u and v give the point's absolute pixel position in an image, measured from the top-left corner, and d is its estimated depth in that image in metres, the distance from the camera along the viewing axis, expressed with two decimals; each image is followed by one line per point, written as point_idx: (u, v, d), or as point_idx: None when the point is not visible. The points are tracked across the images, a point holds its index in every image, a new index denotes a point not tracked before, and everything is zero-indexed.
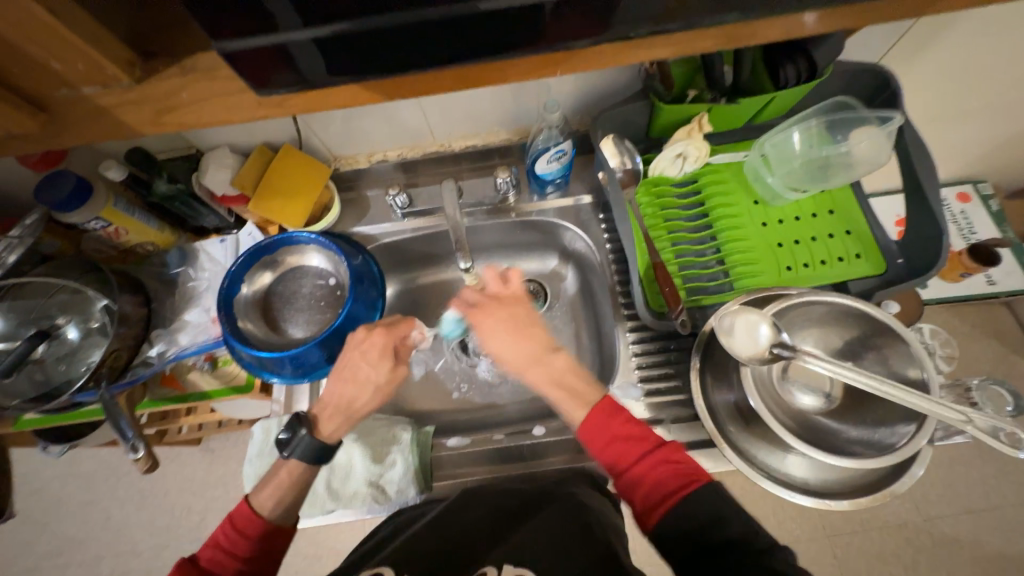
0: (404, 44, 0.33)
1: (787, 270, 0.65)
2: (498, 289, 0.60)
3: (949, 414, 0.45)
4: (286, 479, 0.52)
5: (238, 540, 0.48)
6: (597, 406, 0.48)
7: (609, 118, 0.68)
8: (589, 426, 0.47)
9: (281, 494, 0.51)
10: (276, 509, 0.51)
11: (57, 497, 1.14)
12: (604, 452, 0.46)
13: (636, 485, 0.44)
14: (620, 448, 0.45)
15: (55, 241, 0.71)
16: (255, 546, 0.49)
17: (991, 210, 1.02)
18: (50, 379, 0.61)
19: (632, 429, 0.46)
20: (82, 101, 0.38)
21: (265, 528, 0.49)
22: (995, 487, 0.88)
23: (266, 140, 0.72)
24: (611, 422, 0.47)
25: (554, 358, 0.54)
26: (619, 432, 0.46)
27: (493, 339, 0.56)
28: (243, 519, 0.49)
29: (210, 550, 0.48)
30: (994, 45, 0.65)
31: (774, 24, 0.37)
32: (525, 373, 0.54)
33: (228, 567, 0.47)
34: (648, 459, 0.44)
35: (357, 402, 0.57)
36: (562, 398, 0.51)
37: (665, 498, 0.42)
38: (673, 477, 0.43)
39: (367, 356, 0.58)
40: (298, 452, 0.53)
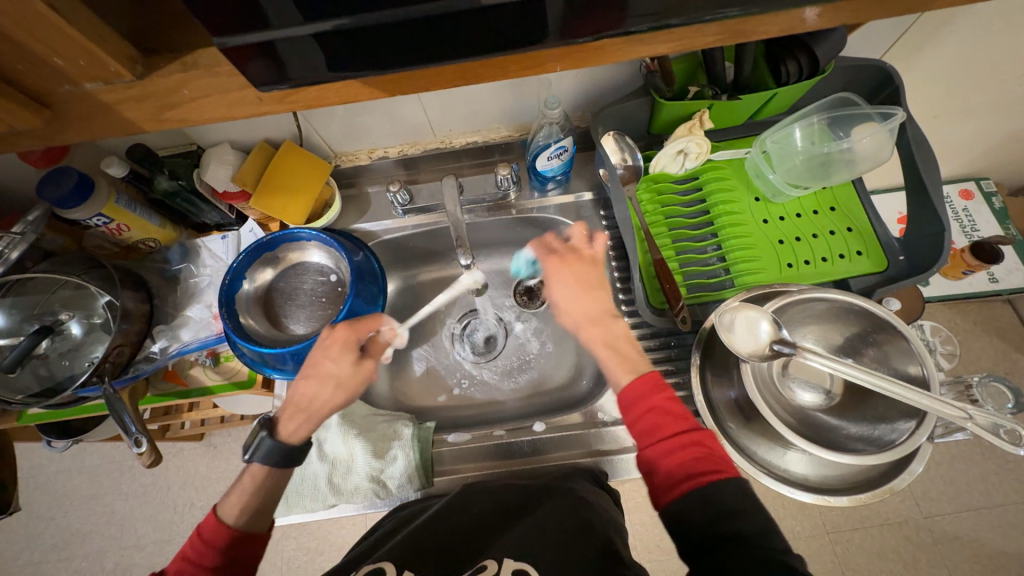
0: (404, 41, 0.33)
1: (788, 267, 0.65)
2: (579, 246, 0.59)
3: (950, 411, 0.45)
4: (250, 484, 0.52)
5: (203, 551, 0.48)
6: (646, 376, 0.48)
7: (611, 114, 0.67)
8: (635, 389, 0.48)
9: (243, 500, 0.51)
10: (240, 515, 0.51)
11: (62, 491, 1.15)
12: (640, 420, 0.46)
13: (661, 459, 0.44)
14: (659, 419, 0.45)
15: (58, 237, 0.71)
16: (221, 555, 0.49)
17: (994, 208, 1.02)
18: (54, 374, 0.62)
19: (674, 407, 0.46)
20: (85, 97, 0.38)
21: (230, 536, 0.49)
22: (997, 484, 0.88)
23: (267, 136, 0.72)
24: (657, 393, 0.47)
25: (615, 323, 0.54)
26: (661, 404, 0.46)
27: (560, 287, 0.56)
28: (208, 529, 0.49)
29: (177, 563, 0.48)
30: (997, 41, 0.64)
31: (775, 20, 0.37)
32: (586, 329, 0.54)
33: None
34: (686, 437, 0.44)
35: (318, 399, 0.56)
36: (609, 360, 0.51)
37: (691, 477, 0.42)
38: (703, 459, 0.43)
39: (329, 352, 0.59)
40: (261, 454, 0.53)
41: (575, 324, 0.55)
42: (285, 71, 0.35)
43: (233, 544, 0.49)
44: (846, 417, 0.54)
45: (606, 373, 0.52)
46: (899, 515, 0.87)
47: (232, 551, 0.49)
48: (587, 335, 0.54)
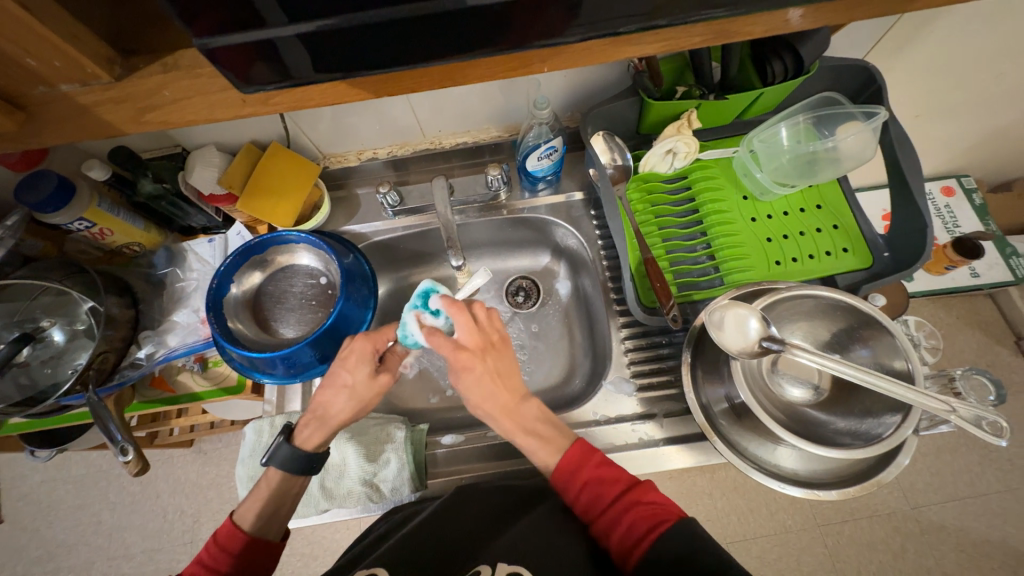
0: (390, 40, 0.33)
1: (776, 264, 0.65)
2: (473, 340, 0.54)
3: (933, 404, 0.46)
4: (265, 490, 0.53)
5: (217, 554, 0.49)
6: (569, 454, 0.50)
7: (600, 114, 0.68)
8: (563, 470, 0.49)
9: (257, 505, 0.52)
10: (255, 520, 0.51)
11: (46, 502, 1.12)
12: (581, 495, 0.48)
13: (610, 528, 0.45)
14: (594, 491, 0.47)
15: (37, 242, 0.68)
16: (235, 559, 0.49)
17: (975, 204, 1.04)
18: (37, 383, 0.61)
19: (606, 472, 0.48)
20: (61, 99, 0.37)
21: (244, 538, 0.50)
22: (981, 474, 0.90)
23: (254, 138, 0.71)
24: (584, 465, 0.49)
25: (526, 408, 0.54)
26: (591, 475, 0.48)
27: (469, 386, 0.54)
28: (224, 532, 0.50)
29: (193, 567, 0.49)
30: (976, 41, 0.66)
31: (761, 21, 0.37)
32: (501, 420, 0.54)
33: None
34: (618, 501, 0.46)
35: (332, 410, 0.56)
36: (531, 446, 0.52)
37: (639, 539, 0.43)
38: (643, 517, 0.44)
39: (346, 362, 0.57)
40: (276, 459, 0.53)
41: (493, 418, 0.54)
42: (270, 71, 0.34)
43: (247, 547, 0.50)
44: (833, 413, 0.55)
45: (534, 458, 0.53)
46: (887, 507, 0.88)
47: (246, 555, 0.50)
48: (505, 426, 0.53)
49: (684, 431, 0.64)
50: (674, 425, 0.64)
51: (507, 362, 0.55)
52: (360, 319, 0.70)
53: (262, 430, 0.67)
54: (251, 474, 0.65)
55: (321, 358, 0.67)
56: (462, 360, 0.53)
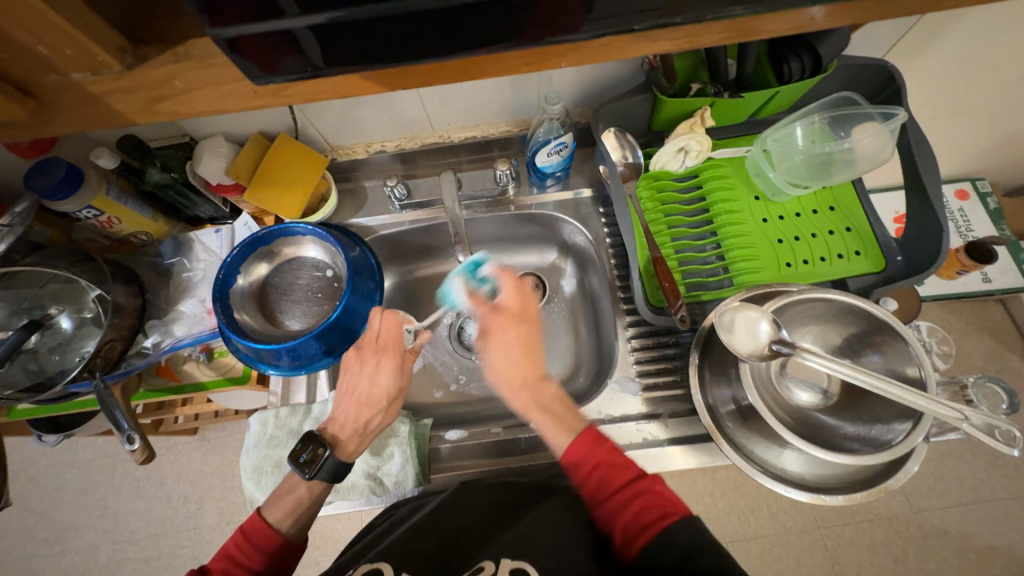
0: (403, 34, 0.32)
1: (787, 266, 0.64)
2: (512, 304, 0.59)
3: (945, 412, 0.45)
4: (306, 498, 0.54)
5: (248, 552, 0.50)
6: (583, 434, 0.50)
7: (610, 111, 0.67)
8: (575, 450, 0.49)
9: (288, 506, 0.53)
10: (291, 525, 0.53)
11: (53, 486, 1.14)
12: (589, 476, 0.48)
13: (617, 513, 0.45)
14: (605, 474, 0.47)
15: (45, 230, 0.68)
16: (264, 558, 0.51)
17: (989, 208, 1.02)
18: (45, 370, 0.61)
19: (617, 458, 0.49)
20: (71, 88, 0.37)
21: (275, 539, 0.51)
22: (985, 481, 0.90)
23: (261, 128, 0.71)
24: (598, 448, 0.49)
25: (543, 386, 0.55)
26: (604, 458, 0.48)
27: (497, 352, 0.57)
28: (256, 531, 0.52)
29: (222, 562, 0.50)
30: (999, 42, 0.64)
31: (782, 18, 0.36)
32: (518, 393, 0.55)
33: None
34: (630, 486, 0.46)
35: (372, 421, 0.59)
36: (544, 422, 0.53)
37: (648, 526, 0.43)
38: (652, 506, 0.44)
39: (376, 376, 0.59)
40: (323, 472, 0.54)
41: (510, 389, 0.56)
42: (279, 63, 0.33)
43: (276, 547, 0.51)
44: (842, 418, 0.54)
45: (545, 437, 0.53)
46: (890, 511, 0.88)
47: (276, 556, 0.51)
48: (521, 399, 0.55)
49: (689, 432, 0.63)
50: (678, 425, 0.64)
51: (534, 336, 0.57)
52: (366, 313, 0.70)
53: (267, 421, 0.67)
54: (256, 465, 0.65)
55: (326, 351, 0.68)
56: (498, 324, 0.58)
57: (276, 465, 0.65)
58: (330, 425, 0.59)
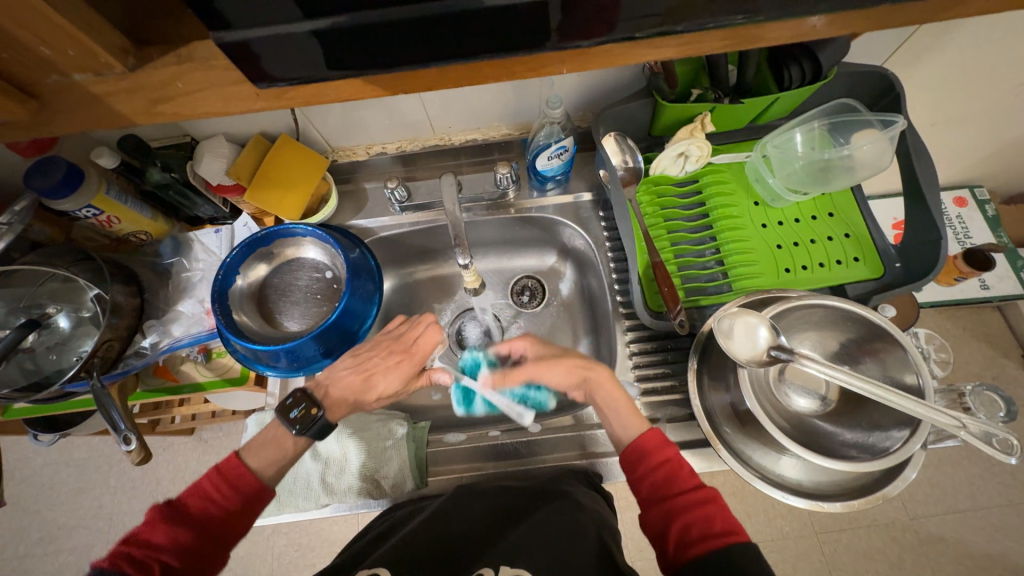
0: (405, 39, 0.32)
1: (786, 272, 0.65)
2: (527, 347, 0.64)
3: (943, 419, 0.45)
4: (292, 450, 0.56)
5: (223, 489, 0.50)
6: (651, 432, 0.52)
7: (612, 115, 0.67)
8: (647, 442, 0.51)
9: (270, 455, 0.54)
10: (273, 472, 0.54)
11: (48, 485, 1.13)
12: (657, 470, 0.50)
13: (677, 514, 0.46)
14: (674, 471, 0.49)
15: (45, 229, 0.68)
16: (239, 499, 0.51)
17: (987, 215, 1.02)
18: (41, 368, 0.61)
19: (682, 463, 0.50)
20: (74, 89, 0.37)
21: (253, 482, 0.52)
22: (982, 487, 0.90)
23: (263, 129, 0.71)
24: (664, 449, 0.51)
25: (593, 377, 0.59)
26: (674, 457, 0.50)
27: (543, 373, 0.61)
28: (235, 472, 0.51)
29: (197, 500, 0.49)
30: (997, 52, 0.65)
31: (783, 27, 0.37)
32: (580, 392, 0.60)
33: (214, 519, 0.49)
34: (696, 493, 0.47)
35: (364, 401, 0.62)
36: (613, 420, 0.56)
37: (710, 535, 0.44)
38: (716, 517, 0.45)
39: (397, 371, 0.63)
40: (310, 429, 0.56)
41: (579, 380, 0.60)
42: (281, 67, 0.34)
43: (252, 491, 0.51)
44: (840, 424, 0.54)
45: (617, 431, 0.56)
46: (886, 517, 0.88)
47: (250, 500, 0.51)
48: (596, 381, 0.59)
49: (687, 436, 0.63)
50: (677, 430, 0.64)
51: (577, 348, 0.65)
52: (365, 315, 0.70)
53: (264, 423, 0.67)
54: None
55: (324, 352, 0.67)
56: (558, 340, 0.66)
57: None
58: (330, 385, 0.61)
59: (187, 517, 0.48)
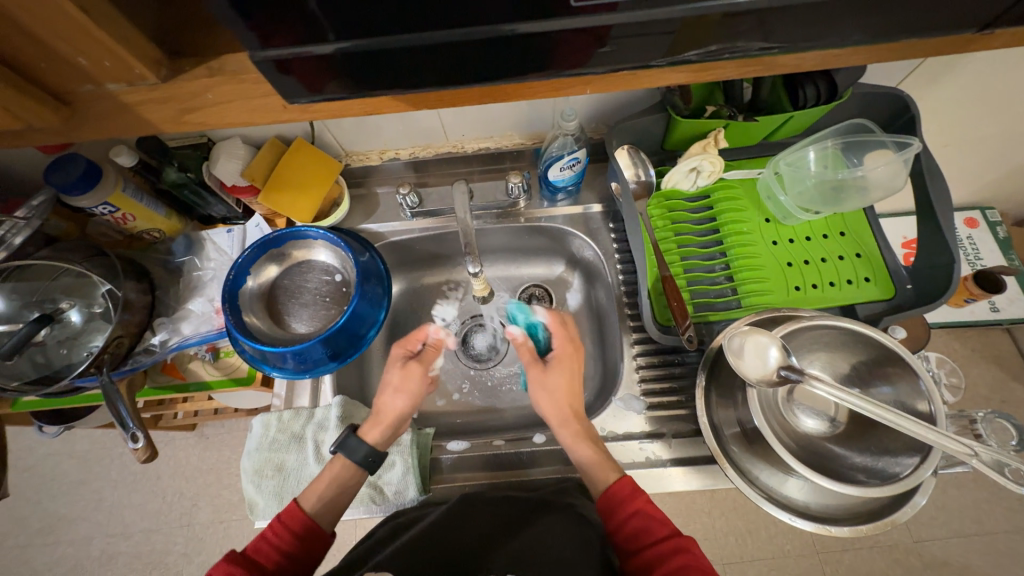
0: (434, 59, 0.33)
1: (796, 290, 0.64)
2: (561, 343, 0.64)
3: (954, 446, 0.45)
4: (332, 476, 0.57)
5: (280, 532, 0.52)
6: (622, 480, 0.52)
7: (625, 129, 0.67)
8: (611, 496, 0.51)
9: (323, 490, 0.56)
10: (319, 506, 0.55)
11: (50, 476, 1.14)
12: (626, 523, 0.50)
13: (652, 568, 0.46)
14: (644, 523, 0.49)
15: (61, 223, 0.70)
16: (296, 540, 0.52)
17: (998, 237, 1.02)
18: (52, 362, 0.62)
19: (653, 512, 0.50)
20: (106, 98, 0.37)
21: (308, 521, 0.53)
22: (989, 512, 0.88)
23: (279, 132, 0.72)
24: (634, 499, 0.50)
25: (584, 421, 0.59)
26: (643, 507, 0.50)
27: (547, 380, 0.62)
28: (290, 514, 0.53)
29: (257, 543, 0.51)
30: (1014, 78, 0.64)
31: (806, 56, 0.37)
32: (564, 424, 0.59)
33: (271, 559, 0.50)
34: (667, 542, 0.47)
35: (383, 406, 0.61)
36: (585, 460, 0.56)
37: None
38: (687, 567, 0.45)
39: (391, 368, 0.65)
40: (346, 449, 0.57)
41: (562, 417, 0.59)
42: (309, 83, 0.34)
43: (308, 530, 0.53)
44: (849, 447, 0.54)
45: (587, 476, 0.55)
46: (891, 539, 0.87)
47: (304, 539, 0.52)
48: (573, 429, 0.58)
49: (692, 453, 0.63)
50: (682, 446, 0.63)
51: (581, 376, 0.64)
52: (373, 319, 0.71)
53: (270, 424, 0.67)
54: (256, 467, 0.65)
55: (332, 355, 0.68)
56: (568, 355, 0.63)
57: (276, 469, 0.65)
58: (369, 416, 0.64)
59: (251, 563, 0.49)
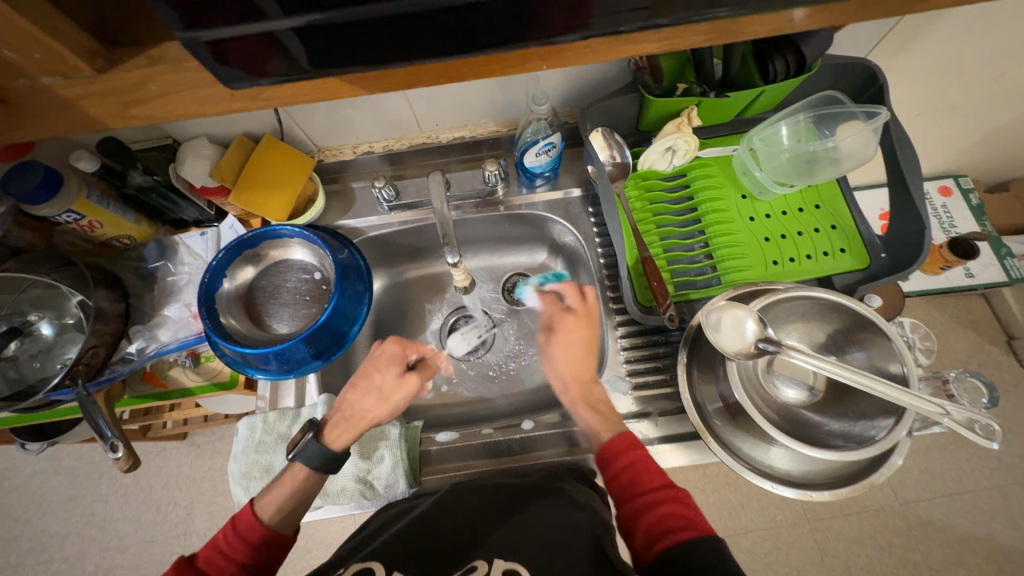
0: (383, 35, 0.32)
1: (774, 264, 0.65)
2: (577, 304, 0.63)
3: (927, 407, 0.46)
4: (288, 483, 0.55)
5: (234, 543, 0.51)
6: (624, 435, 0.53)
7: (599, 110, 0.67)
8: (615, 445, 0.52)
9: (280, 501, 0.54)
10: (274, 513, 0.54)
11: (39, 494, 1.12)
12: (619, 475, 0.50)
13: (639, 514, 0.47)
14: (636, 474, 0.50)
15: (25, 235, 0.66)
16: (251, 550, 0.51)
17: (971, 204, 1.04)
18: (25, 377, 0.60)
19: (650, 464, 0.51)
20: (43, 93, 0.36)
21: (265, 532, 0.52)
22: (969, 472, 0.91)
23: (246, 130, 0.70)
24: (633, 450, 0.51)
25: (594, 387, 0.59)
26: (639, 460, 0.51)
27: (559, 348, 0.62)
28: (243, 522, 0.52)
29: (208, 551, 0.51)
30: (976, 43, 0.65)
31: (762, 20, 0.37)
32: (571, 387, 0.60)
33: (223, 567, 0.50)
34: (660, 491, 0.48)
35: (362, 411, 0.59)
36: (589, 420, 0.56)
37: (669, 532, 0.45)
38: (675, 515, 0.46)
39: (378, 363, 0.63)
40: (305, 457, 0.56)
41: (563, 381, 0.60)
42: (255, 65, 0.33)
43: (263, 539, 0.52)
44: (828, 414, 0.55)
45: (588, 431, 0.56)
46: (877, 503, 0.89)
47: (257, 547, 0.52)
48: (571, 393, 0.59)
49: (678, 430, 0.64)
50: (669, 424, 0.64)
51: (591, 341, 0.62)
52: (355, 315, 0.70)
53: (255, 426, 0.67)
54: (244, 470, 0.64)
55: (315, 354, 0.67)
56: (565, 323, 0.62)
57: (265, 471, 0.64)
58: (337, 408, 0.61)
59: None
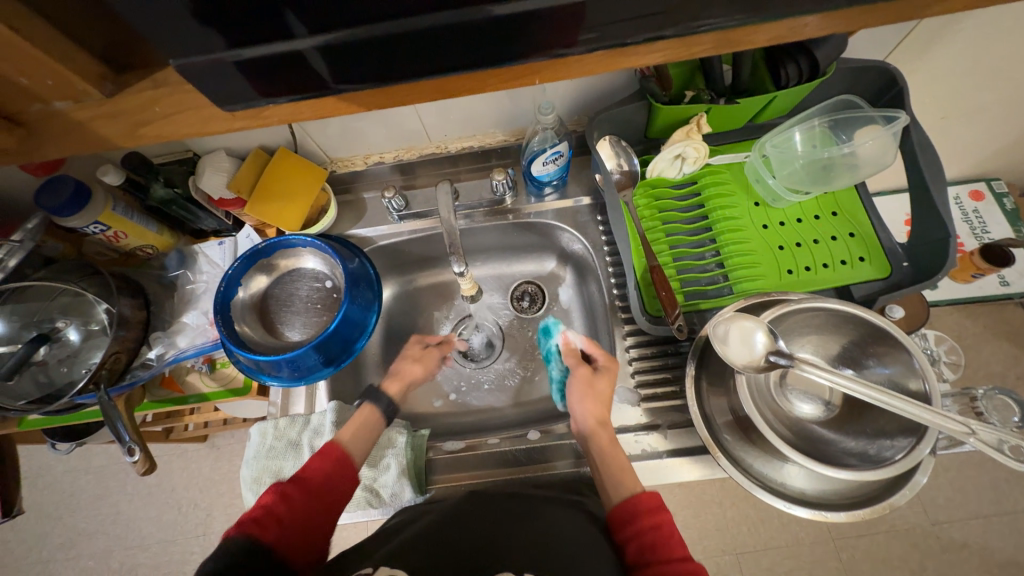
0: (380, 53, 0.33)
1: (788, 274, 0.63)
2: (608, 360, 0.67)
3: (951, 425, 0.44)
4: (358, 419, 0.64)
5: (320, 460, 0.56)
6: (651, 494, 0.53)
7: (606, 119, 0.67)
8: (638, 504, 0.51)
9: (353, 430, 0.62)
10: (350, 437, 0.61)
11: (69, 492, 1.16)
12: (641, 534, 0.49)
13: None
14: (659, 538, 0.49)
15: (58, 244, 0.71)
16: (335, 463, 0.56)
17: (1006, 209, 0.99)
18: (53, 381, 0.63)
19: (674, 535, 0.49)
20: (55, 116, 0.39)
21: (345, 450, 0.58)
22: (1008, 492, 0.86)
23: (262, 143, 0.72)
24: (656, 514, 0.51)
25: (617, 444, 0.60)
26: (664, 525, 0.50)
27: (599, 389, 0.62)
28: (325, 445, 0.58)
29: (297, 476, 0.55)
30: (1004, 43, 0.62)
31: (765, 28, 0.36)
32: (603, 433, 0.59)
33: (311, 481, 0.54)
34: (679, 563, 0.46)
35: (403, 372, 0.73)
36: (619, 469, 0.56)
37: None
38: None
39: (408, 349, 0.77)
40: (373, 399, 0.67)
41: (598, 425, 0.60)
42: (255, 86, 0.34)
43: (344, 457, 0.58)
44: (844, 431, 0.53)
45: (609, 482, 0.55)
46: (907, 523, 0.85)
47: (339, 463, 0.57)
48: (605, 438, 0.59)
49: (688, 444, 0.62)
50: (678, 437, 0.63)
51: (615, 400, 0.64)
52: (365, 322, 0.71)
53: (266, 432, 0.68)
54: (254, 476, 0.65)
55: (325, 362, 0.68)
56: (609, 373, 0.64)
57: (274, 477, 0.65)
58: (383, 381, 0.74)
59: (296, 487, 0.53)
